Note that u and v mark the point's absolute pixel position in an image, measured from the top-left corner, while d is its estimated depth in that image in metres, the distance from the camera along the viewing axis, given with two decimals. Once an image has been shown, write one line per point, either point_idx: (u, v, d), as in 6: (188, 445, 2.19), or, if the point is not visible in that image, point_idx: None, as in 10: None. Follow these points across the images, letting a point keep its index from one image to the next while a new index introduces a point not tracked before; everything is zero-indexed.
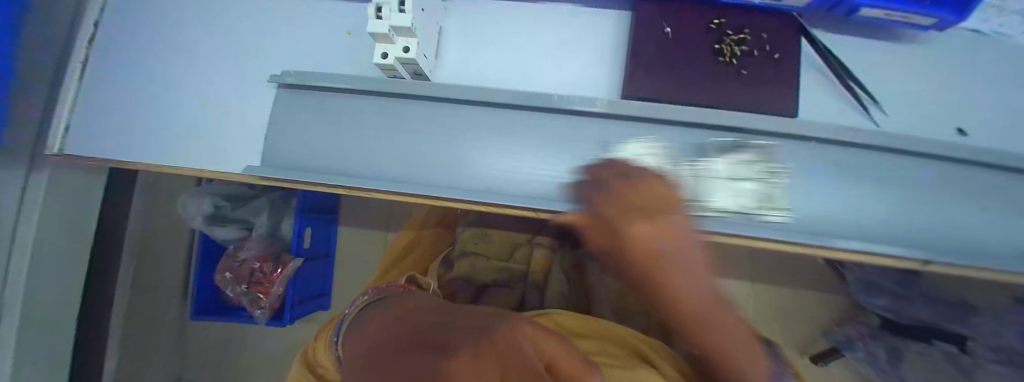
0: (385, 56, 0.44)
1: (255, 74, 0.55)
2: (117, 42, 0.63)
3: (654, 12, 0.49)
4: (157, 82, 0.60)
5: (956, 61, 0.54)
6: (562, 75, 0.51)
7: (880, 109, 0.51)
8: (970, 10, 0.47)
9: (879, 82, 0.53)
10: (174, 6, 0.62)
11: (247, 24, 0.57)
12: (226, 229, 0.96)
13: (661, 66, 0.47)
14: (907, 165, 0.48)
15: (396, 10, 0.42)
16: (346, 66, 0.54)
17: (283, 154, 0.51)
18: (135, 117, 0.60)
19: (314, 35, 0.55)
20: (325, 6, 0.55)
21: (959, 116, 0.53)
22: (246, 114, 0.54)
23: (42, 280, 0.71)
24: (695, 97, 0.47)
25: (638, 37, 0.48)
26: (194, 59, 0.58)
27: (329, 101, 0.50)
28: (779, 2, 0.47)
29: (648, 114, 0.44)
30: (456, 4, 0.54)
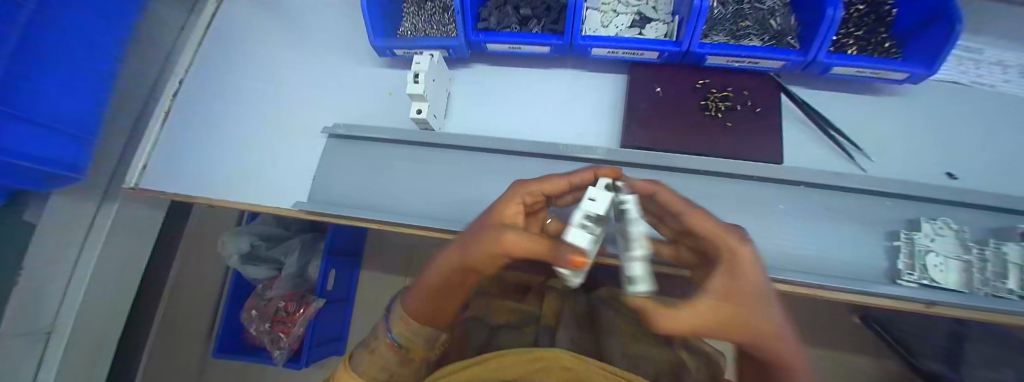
0: (420, 112, 0.54)
1: (307, 125, 0.65)
2: (187, 95, 0.74)
3: (647, 75, 0.57)
4: (220, 129, 0.70)
5: (939, 111, 0.58)
6: (569, 126, 0.58)
7: (863, 155, 0.55)
8: (937, 64, 0.50)
9: (867, 129, 0.57)
10: (240, 68, 0.74)
11: (303, 83, 0.69)
12: (259, 268, 1.05)
13: (655, 119, 0.54)
14: (889, 206, 0.51)
15: (412, 81, 0.52)
16: (386, 119, 0.63)
17: (327, 192, 0.59)
18: (196, 158, 0.69)
19: (359, 93, 0.65)
20: (372, 71, 0.66)
21: (948, 161, 0.55)
22: (298, 158, 0.63)
23: (95, 300, 0.79)
24: (686, 146, 0.53)
25: (632, 96, 0.56)
26: (256, 109, 0.69)
27: (371, 148, 0.59)
28: (756, 65, 0.54)
29: (646, 160, 0.51)
30: (462, 73, 0.64)
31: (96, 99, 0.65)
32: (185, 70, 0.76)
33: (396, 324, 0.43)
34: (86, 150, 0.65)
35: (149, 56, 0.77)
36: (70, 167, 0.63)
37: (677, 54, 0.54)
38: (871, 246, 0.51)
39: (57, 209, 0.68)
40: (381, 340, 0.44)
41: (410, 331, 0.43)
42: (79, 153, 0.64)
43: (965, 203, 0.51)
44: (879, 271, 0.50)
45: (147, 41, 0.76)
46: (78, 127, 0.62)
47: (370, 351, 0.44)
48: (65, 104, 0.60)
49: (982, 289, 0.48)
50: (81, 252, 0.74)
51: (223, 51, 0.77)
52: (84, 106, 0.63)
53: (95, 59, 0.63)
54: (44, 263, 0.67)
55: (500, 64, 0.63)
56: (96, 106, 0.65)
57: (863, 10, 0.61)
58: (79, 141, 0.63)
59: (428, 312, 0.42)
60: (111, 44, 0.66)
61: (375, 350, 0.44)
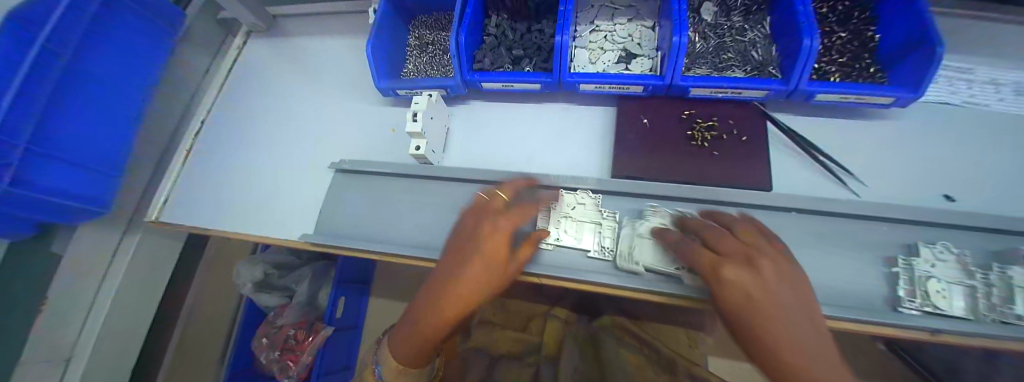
0: (419, 149, 0.57)
1: (316, 160, 0.70)
2: (208, 134, 0.80)
3: (634, 107, 0.60)
4: (235, 165, 0.75)
5: (934, 133, 0.58)
6: (560, 157, 0.61)
7: (855, 180, 0.55)
8: (923, 87, 0.50)
9: (857, 153, 0.57)
10: (257, 108, 0.80)
11: (313, 121, 0.74)
12: (271, 295, 1.09)
13: (643, 149, 0.57)
14: (887, 231, 0.51)
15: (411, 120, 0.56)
16: (389, 154, 0.67)
17: (332, 225, 0.62)
18: (213, 193, 0.73)
19: (364, 129, 0.70)
20: (377, 109, 0.71)
21: (947, 184, 0.55)
22: (306, 192, 0.67)
23: (113, 328, 0.83)
24: (675, 175, 0.54)
25: (620, 129, 0.59)
26: (270, 147, 0.74)
27: (374, 182, 0.63)
28: (740, 94, 0.56)
29: (635, 189, 0.53)
30: (461, 108, 0.68)
31: (126, 138, 0.71)
32: (207, 111, 0.83)
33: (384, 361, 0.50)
34: (114, 186, 0.70)
35: (175, 98, 0.84)
36: (98, 201, 0.68)
37: (661, 87, 0.57)
38: (870, 272, 0.50)
39: (83, 241, 0.73)
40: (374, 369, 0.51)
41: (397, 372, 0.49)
42: (107, 188, 0.69)
43: (966, 227, 0.50)
44: (881, 298, 0.49)
45: (173, 86, 0.83)
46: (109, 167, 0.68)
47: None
48: (96, 144, 0.65)
49: (989, 315, 0.47)
50: (102, 282, 0.79)
51: (242, 93, 0.83)
52: (116, 144, 0.69)
53: (125, 103, 0.70)
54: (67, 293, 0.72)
55: (496, 99, 0.67)
56: (125, 145, 0.71)
57: (845, 37, 0.63)
58: (109, 178, 0.69)
59: (411, 356, 0.47)
60: (141, 88, 0.72)
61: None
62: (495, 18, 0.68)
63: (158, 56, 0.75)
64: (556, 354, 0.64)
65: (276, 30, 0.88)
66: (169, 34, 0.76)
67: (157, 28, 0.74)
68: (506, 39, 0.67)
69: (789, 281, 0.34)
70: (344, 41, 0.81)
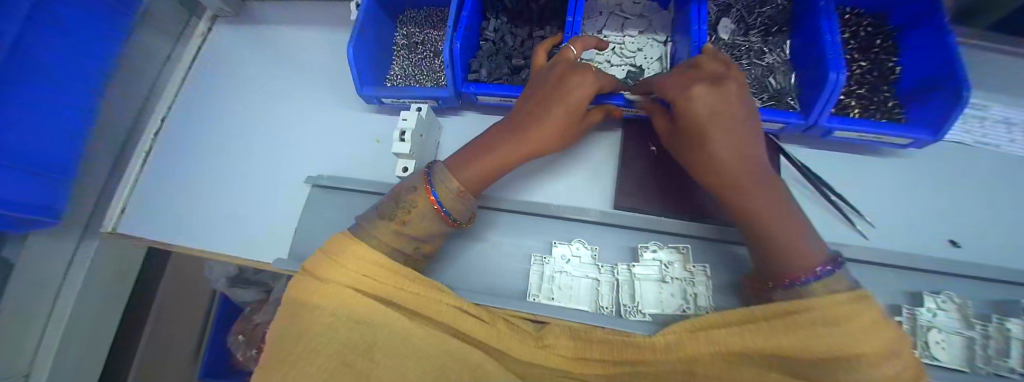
0: (406, 170, 0.51)
1: (291, 170, 0.63)
2: (171, 132, 0.72)
3: (642, 132, 0.56)
4: (201, 170, 0.68)
5: (942, 172, 0.57)
6: (561, 182, 0.56)
7: (864, 221, 0.53)
8: (944, 130, 0.48)
9: (867, 190, 0.55)
10: (225, 104, 0.72)
11: (288, 125, 0.67)
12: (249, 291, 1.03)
13: (649, 180, 0.53)
14: (891, 277, 0.50)
15: (398, 139, 0.50)
16: (372, 169, 0.60)
17: (309, 246, 0.57)
18: (177, 202, 0.66)
19: (346, 138, 0.63)
20: (360, 117, 0.64)
21: (951, 227, 0.54)
22: (280, 206, 0.61)
23: (73, 339, 0.76)
24: (682, 210, 0.51)
25: (626, 156, 0.55)
26: (241, 151, 0.67)
27: (355, 201, 0.57)
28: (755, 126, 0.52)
29: (637, 225, 0.50)
30: (453, 121, 0.62)
31: (78, 137, 0.62)
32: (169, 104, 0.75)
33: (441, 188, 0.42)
34: (63, 192, 0.62)
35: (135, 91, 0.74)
36: (45, 209, 0.59)
37: None
38: None
39: (32, 251, 0.65)
40: (414, 200, 0.42)
41: (456, 198, 0.43)
42: (53, 194, 0.60)
43: (968, 276, 0.50)
44: None
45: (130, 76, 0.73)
46: (57, 171, 0.60)
47: (401, 220, 0.42)
48: (39, 145, 0.57)
49: (985, 368, 0.45)
50: (60, 294, 0.71)
51: (209, 85, 0.74)
52: (65, 143, 0.60)
53: (74, 97, 0.61)
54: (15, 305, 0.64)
55: (493, 114, 0.62)
56: (75, 145, 0.62)
57: (865, 67, 0.59)
58: (55, 183, 0.60)
59: (476, 178, 0.45)
60: (93, 78, 0.63)
61: (406, 219, 0.42)
62: (494, 22, 0.62)
63: (115, 41, 0.66)
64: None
65: (246, 14, 0.78)
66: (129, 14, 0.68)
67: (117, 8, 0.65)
68: (505, 47, 0.61)
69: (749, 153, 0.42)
70: (324, 33, 0.72)
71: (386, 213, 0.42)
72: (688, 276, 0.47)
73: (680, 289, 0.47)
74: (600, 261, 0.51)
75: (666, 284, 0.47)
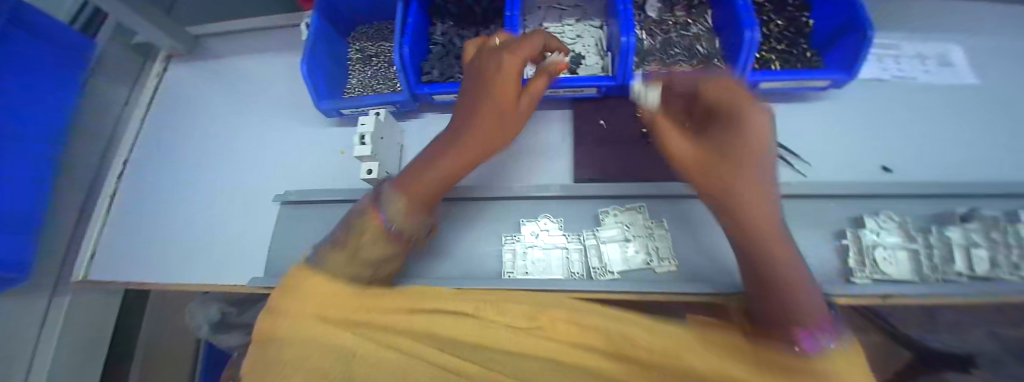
0: (371, 172, 0.53)
1: (260, 193, 0.64)
2: (139, 174, 0.72)
3: (590, 109, 0.60)
4: (169, 206, 0.67)
5: (867, 108, 0.62)
6: (523, 166, 0.59)
7: (801, 160, 0.57)
8: (856, 68, 0.54)
9: (802, 133, 0.60)
10: (187, 140, 0.72)
11: (253, 150, 0.68)
12: (231, 335, 0.97)
13: (603, 150, 0.56)
14: (833, 205, 0.54)
15: (358, 143, 0.52)
16: (340, 179, 0.62)
17: (285, 262, 0.58)
18: (147, 241, 0.65)
19: (311, 154, 0.65)
20: (322, 132, 0.66)
21: (881, 155, 0.59)
22: (252, 229, 0.61)
23: None
24: (637, 174, 0.54)
25: (579, 132, 0.58)
26: (207, 182, 0.67)
27: (326, 211, 0.58)
28: None
29: (597, 193, 0.53)
30: (414, 124, 0.65)
31: (41, 191, 0.62)
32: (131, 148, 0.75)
33: (387, 210, 0.37)
34: (31, 246, 0.61)
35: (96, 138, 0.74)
36: (15, 268, 0.57)
37: (615, 87, 0.56)
38: (825, 248, 0.52)
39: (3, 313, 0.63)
40: (364, 227, 0.36)
41: (409, 218, 0.38)
42: (21, 250, 0.59)
43: (902, 195, 0.54)
44: (838, 270, 0.51)
45: (91, 125, 0.72)
46: (20, 225, 0.59)
47: (353, 249, 0.35)
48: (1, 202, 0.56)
49: (936, 276, 0.49)
50: (33, 360, 0.68)
51: (170, 125, 0.75)
52: (28, 197, 0.60)
53: (34, 151, 0.61)
54: None
55: (450, 111, 0.64)
56: (38, 199, 0.61)
57: (782, 25, 0.65)
58: (21, 239, 0.58)
59: (428, 198, 0.39)
60: (51, 131, 0.64)
61: (359, 246, 0.35)
62: (441, 27, 0.67)
63: (67, 93, 0.67)
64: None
65: (201, 52, 0.80)
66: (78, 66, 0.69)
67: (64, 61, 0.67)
68: (454, 47, 0.64)
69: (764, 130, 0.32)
70: (280, 59, 0.74)
71: (335, 240, 0.36)
72: (649, 232, 0.50)
73: (643, 245, 0.50)
74: (568, 232, 0.53)
75: (630, 244, 0.50)
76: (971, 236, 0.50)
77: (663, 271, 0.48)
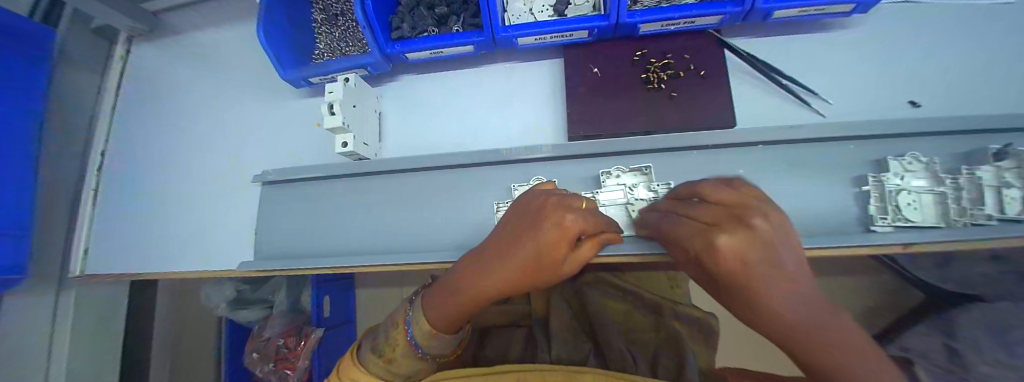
0: (346, 145, 0.50)
1: (240, 175, 0.61)
2: (119, 165, 0.69)
3: (582, 56, 0.53)
4: (151, 196, 0.65)
5: (895, 36, 0.55)
6: (510, 128, 0.55)
7: (820, 99, 0.51)
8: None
9: (821, 70, 0.54)
10: (160, 125, 0.68)
11: (227, 131, 0.64)
12: (250, 311, 1.04)
13: (597, 102, 0.51)
14: (854, 147, 0.49)
15: (328, 114, 0.48)
16: (322, 155, 0.59)
17: (274, 244, 0.56)
18: (135, 233, 0.64)
19: (286, 131, 0.61)
20: (295, 104, 0.61)
21: (907, 89, 0.52)
22: (236, 214, 0.59)
23: None
24: (636, 127, 0.49)
25: (570, 82, 0.53)
26: (186, 168, 0.64)
27: (310, 189, 0.56)
28: (694, 24, 0.50)
29: (593, 150, 0.48)
30: (392, 89, 0.60)
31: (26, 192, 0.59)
32: (105, 141, 0.71)
33: (415, 327, 0.38)
34: (27, 247, 0.59)
35: (71, 132, 0.70)
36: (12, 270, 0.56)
37: (607, 28, 0.50)
38: (843, 195, 0.48)
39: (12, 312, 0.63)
40: (395, 339, 0.38)
41: (430, 337, 0.38)
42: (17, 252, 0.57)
43: (936, 133, 0.48)
44: (854, 217, 0.47)
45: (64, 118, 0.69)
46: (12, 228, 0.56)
47: (387, 359, 0.38)
48: None
49: (960, 220, 0.45)
50: (51, 355, 0.69)
51: (142, 111, 0.71)
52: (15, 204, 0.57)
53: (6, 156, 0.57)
54: None
55: (430, 71, 0.59)
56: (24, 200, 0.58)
57: None
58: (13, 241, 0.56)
59: (446, 318, 0.38)
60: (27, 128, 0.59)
61: (392, 357, 0.38)
62: None
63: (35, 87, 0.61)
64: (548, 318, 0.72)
65: (161, 27, 0.74)
66: (44, 58, 0.63)
67: (28, 55, 0.60)
68: None
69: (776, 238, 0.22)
70: (243, 28, 0.68)
71: (375, 346, 0.39)
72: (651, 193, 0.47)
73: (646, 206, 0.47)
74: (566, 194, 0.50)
75: (634, 207, 0.47)
76: (1004, 177, 0.44)
77: None
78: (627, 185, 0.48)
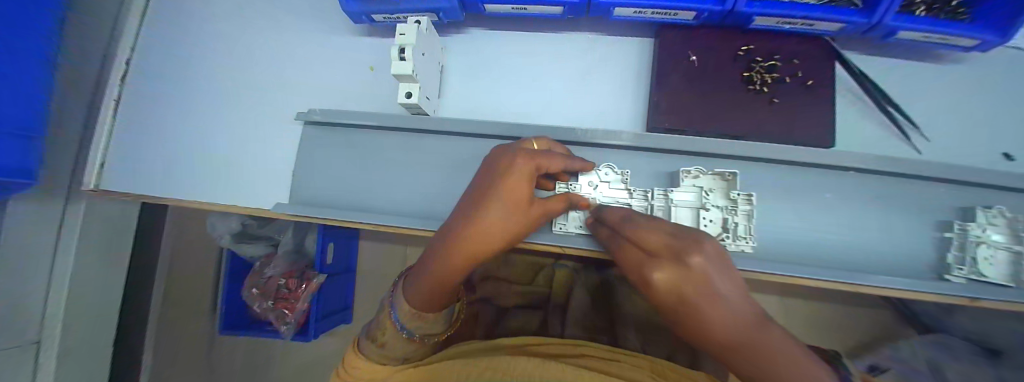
0: (410, 96, 0.45)
1: (282, 110, 0.56)
2: (144, 77, 0.62)
3: (679, 40, 0.48)
4: (179, 118, 0.60)
5: (1008, 80, 0.50)
6: (585, 107, 0.51)
7: (919, 133, 0.48)
8: (1015, 30, 0.42)
9: (925, 102, 0.50)
10: (193, 40, 0.62)
11: (271, 57, 0.58)
12: (252, 246, 1.02)
13: (689, 95, 0.47)
14: (943, 191, 0.46)
15: (396, 59, 0.42)
16: (374, 102, 0.55)
17: (311, 190, 0.53)
18: (161, 154, 0.59)
19: (340, 69, 0.56)
20: (352, 42, 0.56)
21: (1005, 138, 0.49)
22: (275, 149, 0.55)
23: (80, 308, 0.71)
24: (726, 128, 0.46)
25: (661, 67, 0.48)
26: (222, 91, 0.59)
27: (357, 138, 0.52)
28: (810, 27, 0.45)
29: (676, 146, 0.45)
30: (458, 42, 0.54)
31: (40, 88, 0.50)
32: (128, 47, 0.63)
33: (397, 309, 0.46)
34: (38, 148, 0.52)
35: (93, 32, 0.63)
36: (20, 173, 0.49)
37: (719, 14, 0.45)
38: (921, 238, 0.45)
39: (22, 215, 0.59)
40: (384, 323, 0.47)
41: (413, 317, 0.45)
42: (29, 154, 0.50)
43: None
44: (926, 263, 0.45)
45: (85, 13, 0.61)
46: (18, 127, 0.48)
47: (379, 342, 0.46)
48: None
49: None
50: (54, 264, 0.65)
51: (170, 20, 0.64)
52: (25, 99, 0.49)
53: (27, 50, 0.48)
54: (18, 276, 0.60)
55: (507, 30, 0.54)
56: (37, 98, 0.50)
57: None
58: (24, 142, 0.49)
59: (427, 300, 0.44)
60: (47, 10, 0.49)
61: (384, 341, 0.46)
62: None
63: None
64: (569, 305, 0.73)
65: None
66: None
67: None
68: None
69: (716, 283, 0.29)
70: None
71: (370, 333, 0.48)
72: (726, 201, 0.45)
73: (719, 217, 0.45)
74: (633, 188, 0.47)
75: (705, 212, 0.45)
76: None
77: (736, 248, 0.44)
78: (699, 188, 0.45)
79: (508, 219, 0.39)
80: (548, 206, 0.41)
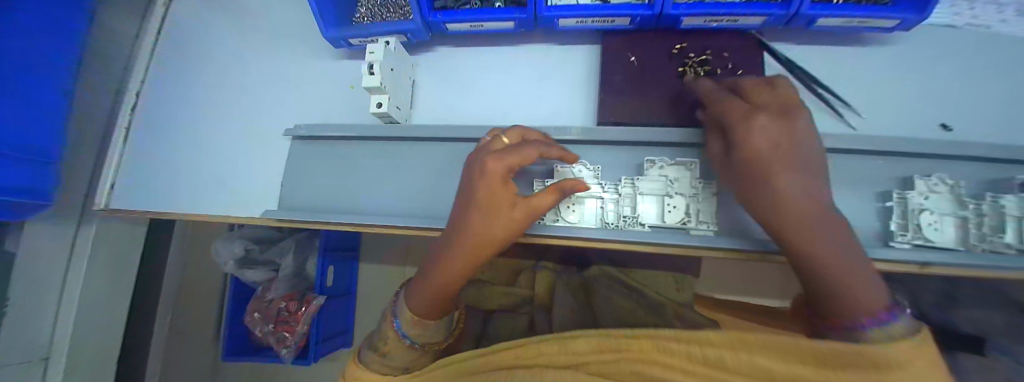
0: (380, 106, 0.50)
1: (273, 129, 0.63)
2: (150, 108, 0.69)
3: (620, 44, 0.54)
4: (184, 141, 0.66)
5: (937, 60, 0.53)
6: (541, 109, 0.56)
7: (852, 111, 0.52)
8: (929, 6, 0.45)
9: (857, 85, 0.54)
10: (197, 73, 0.69)
11: (265, 82, 0.65)
12: (254, 271, 1.04)
13: (631, 91, 0.51)
14: (881, 164, 0.48)
15: (367, 74, 0.48)
16: (354, 117, 0.61)
17: (297, 197, 0.58)
18: (166, 174, 0.65)
19: (324, 90, 0.63)
20: (335, 65, 0.63)
21: (939, 112, 0.52)
22: (268, 162, 0.61)
23: (86, 328, 0.75)
24: (668, 118, 0.50)
25: (607, 67, 0.53)
26: (221, 116, 0.66)
27: (338, 148, 0.57)
28: (736, 23, 0.50)
29: (622, 137, 0.48)
30: (426, 60, 0.61)
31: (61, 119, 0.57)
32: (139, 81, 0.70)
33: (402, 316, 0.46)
34: (54, 172, 0.57)
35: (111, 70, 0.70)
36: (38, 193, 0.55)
37: (650, 17, 0.50)
38: (861, 209, 0.48)
39: (37, 235, 0.64)
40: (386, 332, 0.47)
41: (414, 323, 0.46)
42: (46, 177, 0.56)
43: (972, 158, 0.47)
44: (870, 233, 0.48)
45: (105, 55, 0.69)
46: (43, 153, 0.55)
47: (381, 352, 0.46)
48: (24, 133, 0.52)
49: (979, 246, 0.44)
50: (65, 281, 0.70)
51: (179, 55, 0.71)
52: (43, 126, 0.54)
53: (45, 82, 0.54)
54: (29, 294, 0.64)
55: (468, 45, 0.60)
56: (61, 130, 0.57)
57: None
58: (46, 168, 0.56)
59: (428, 305, 0.45)
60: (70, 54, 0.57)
61: (385, 350, 0.46)
62: None
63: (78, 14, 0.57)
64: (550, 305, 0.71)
65: None
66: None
67: None
68: None
69: (795, 142, 0.33)
70: None
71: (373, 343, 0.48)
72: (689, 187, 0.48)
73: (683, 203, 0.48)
74: (604, 182, 0.50)
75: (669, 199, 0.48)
76: None
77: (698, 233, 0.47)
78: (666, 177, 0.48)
79: (492, 225, 0.39)
80: (534, 204, 0.40)
